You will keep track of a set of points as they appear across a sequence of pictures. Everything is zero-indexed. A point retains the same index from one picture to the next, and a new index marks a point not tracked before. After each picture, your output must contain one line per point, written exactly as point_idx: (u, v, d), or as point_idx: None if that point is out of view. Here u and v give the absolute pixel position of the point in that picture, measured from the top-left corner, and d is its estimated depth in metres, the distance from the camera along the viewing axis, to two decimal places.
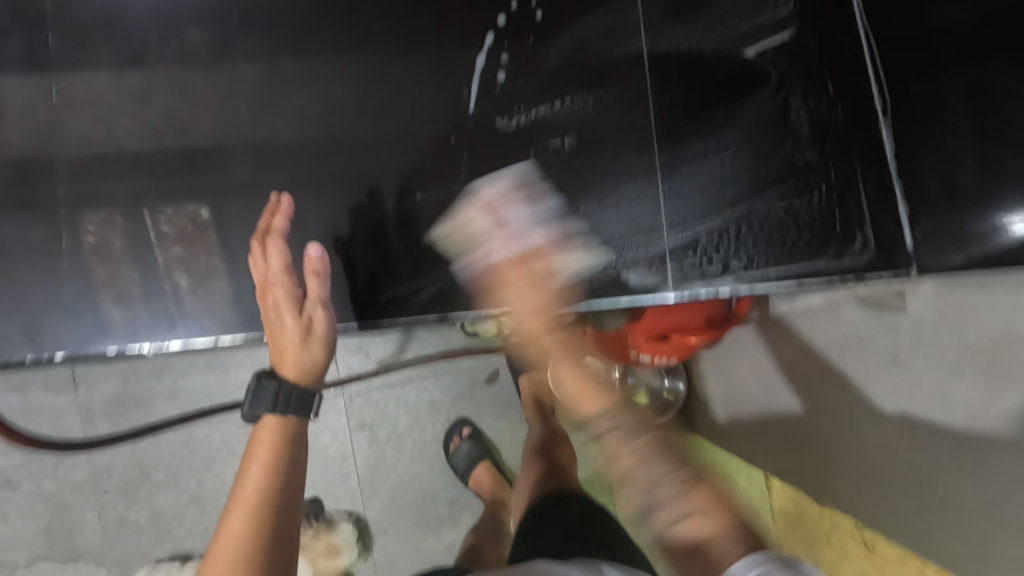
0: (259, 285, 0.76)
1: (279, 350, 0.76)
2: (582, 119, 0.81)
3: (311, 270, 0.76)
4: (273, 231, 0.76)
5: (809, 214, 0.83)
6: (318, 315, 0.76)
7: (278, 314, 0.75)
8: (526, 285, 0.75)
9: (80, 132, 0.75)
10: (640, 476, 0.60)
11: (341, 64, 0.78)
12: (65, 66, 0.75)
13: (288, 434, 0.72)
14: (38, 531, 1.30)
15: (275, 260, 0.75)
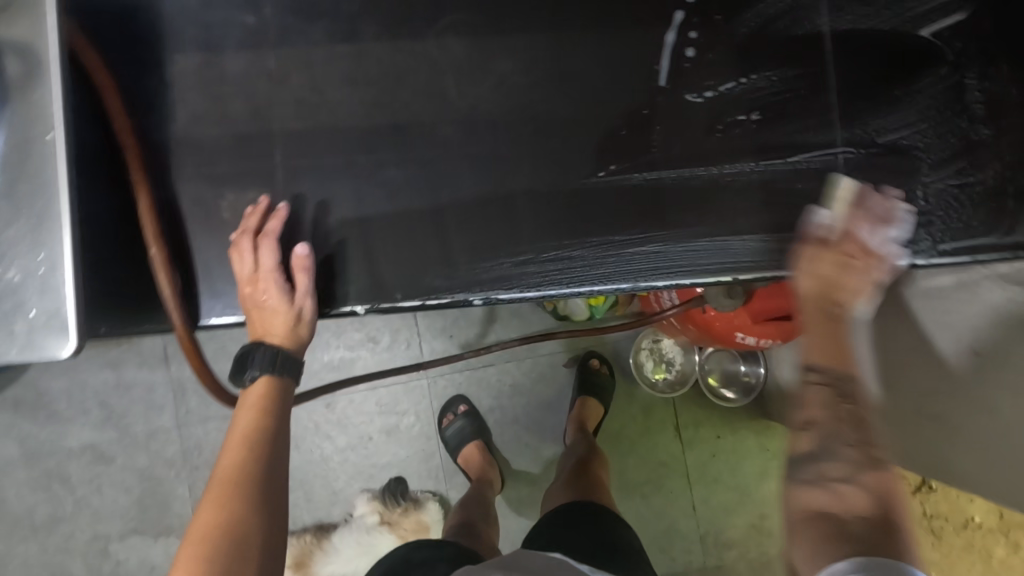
0: (251, 276, 0.76)
1: (268, 332, 0.78)
2: (766, 95, 0.84)
3: (299, 266, 0.77)
4: (268, 232, 0.76)
5: (982, 192, 0.84)
6: (308, 307, 0.77)
7: (270, 298, 0.76)
8: (835, 265, 0.83)
9: (296, 102, 0.80)
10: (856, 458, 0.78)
11: (537, 42, 0.82)
12: (280, 43, 0.80)
13: (272, 397, 0.79)
14: (131, 503, 1.35)
15: (266, 257, 0.75)
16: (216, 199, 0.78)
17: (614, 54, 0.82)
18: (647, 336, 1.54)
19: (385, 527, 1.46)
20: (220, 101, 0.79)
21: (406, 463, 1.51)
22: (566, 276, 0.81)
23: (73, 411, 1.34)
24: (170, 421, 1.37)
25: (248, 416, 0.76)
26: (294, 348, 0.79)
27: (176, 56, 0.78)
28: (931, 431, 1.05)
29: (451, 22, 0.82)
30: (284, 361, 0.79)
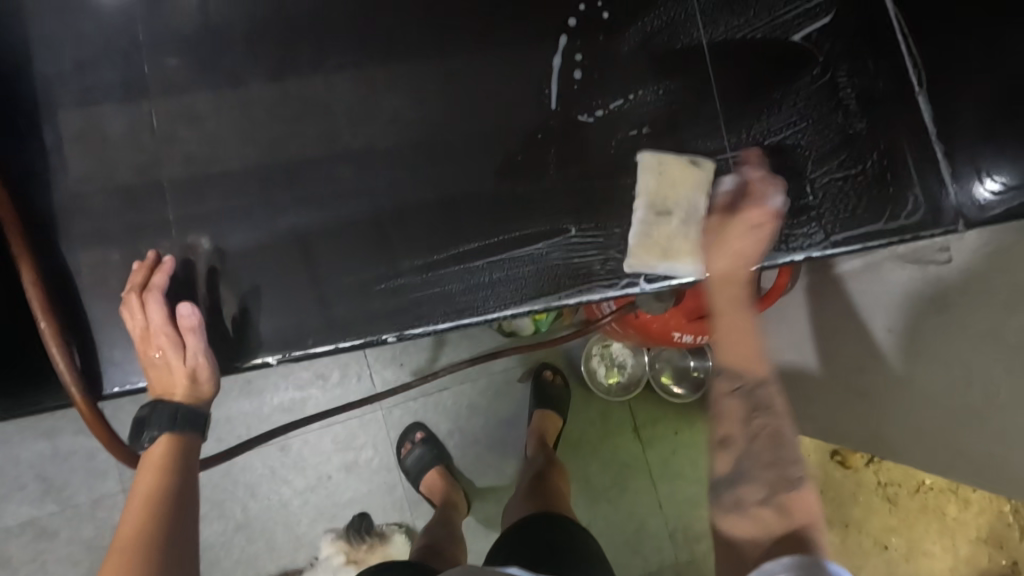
0: (145, 334, 0.74)
1: (168, 387, 0.75)
2: (654, 109, 0.87)
3: (186, 328, 0.75)
4: (152, 287, 0.74)
5: (864, 180, 0.89)
6: (203, 365, 0.75)
7: (165, 356, 0.74)
8: (740, 233, 0.83)
9: (190, 156, 0.79)
10: (743, 449, 0.71)
11: (430, 76, 0.83)
12: (167, 101, 0.79)
13: (179, 456, 0.75)
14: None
15: (153, 315, 0.73)
16: (116, 261, 0.76)
17: (505, 82, 0.84)
18: (596, 341, 1.55)
19: (354, 566, 1.43)
20: (111, 162, 0.77)
21: (370, 498, 1.48)
22: (475, 303, 0.81)
23: (8, 488, 1.27)
24: (114, 485, 1.31)
25: (151, 475, 0.72)
26: (196, 400, 0.76)
27: (61, 123, 0.77)
28: (860, 402, 1.09)
29: (342, 64, 0.82)
30: (188, 418, 0.75)
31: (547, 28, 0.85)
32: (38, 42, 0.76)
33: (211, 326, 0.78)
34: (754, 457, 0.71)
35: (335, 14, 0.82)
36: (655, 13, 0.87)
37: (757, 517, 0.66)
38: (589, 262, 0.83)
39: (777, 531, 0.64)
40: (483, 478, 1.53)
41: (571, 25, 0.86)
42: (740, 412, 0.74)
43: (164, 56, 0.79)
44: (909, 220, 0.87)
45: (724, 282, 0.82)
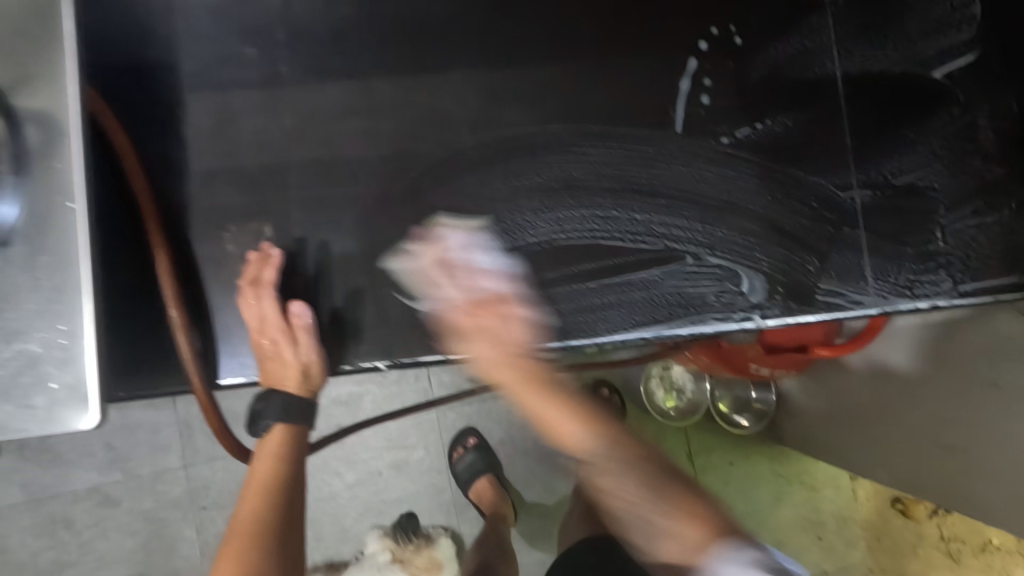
0: (442, 268, 0.79)
1: (280, 379, 0.77)
2: (782, 140, 0.84)
3: (297, 324, 0.76)
4: (266, 280, 0.75)
5: (1000, 231, 0.84)
6: (315, 360, 0.77)
7: (278, 349, 0.75)
8: (491, 319, 0.79)
9: (312, 157, 0.79)
10: (621, 484, 0.74)
11: (551, 90, 0.82)
12: (293, 99, 0.80)
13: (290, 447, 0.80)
14: (136, 547, 1.33)
15: (269, 309, 0.75)
16: (233, 254, 0.77)
17: (627, 103, 0.82)
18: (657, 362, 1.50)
19: (398, 565, 1.44)
20: (236, 156, 0.79)
21: (418, 498, 1.48)
22: (584, 325, 0.80)
23: (76, 453, 1.31)
24: (177, 461, 1.35)
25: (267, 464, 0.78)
26: (305, 392, 0.79)
27: (194, 115, 0.78)
28: (950, 460, 1.04)
29: (465, 74, 0.81)
30: (298, 410, 0.80)
31: (675, 50, 0.83)
32: (181, 35, 0.78)
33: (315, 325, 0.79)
34: (595, 466, 0.77)
35: (464, 23, 0.81)
36: (789, 40, 0.84)
37: (673, 537, 0.70)
38: (702, 294, 0.81)
39: (681, 535, 0.70)
40: (532, 490, 1.52)
41: (700, 48, 0.83)
42: (574, 437, 0.78)
43: (295, 55, 0.80)
44: None
45: (510, 357, 0.78)
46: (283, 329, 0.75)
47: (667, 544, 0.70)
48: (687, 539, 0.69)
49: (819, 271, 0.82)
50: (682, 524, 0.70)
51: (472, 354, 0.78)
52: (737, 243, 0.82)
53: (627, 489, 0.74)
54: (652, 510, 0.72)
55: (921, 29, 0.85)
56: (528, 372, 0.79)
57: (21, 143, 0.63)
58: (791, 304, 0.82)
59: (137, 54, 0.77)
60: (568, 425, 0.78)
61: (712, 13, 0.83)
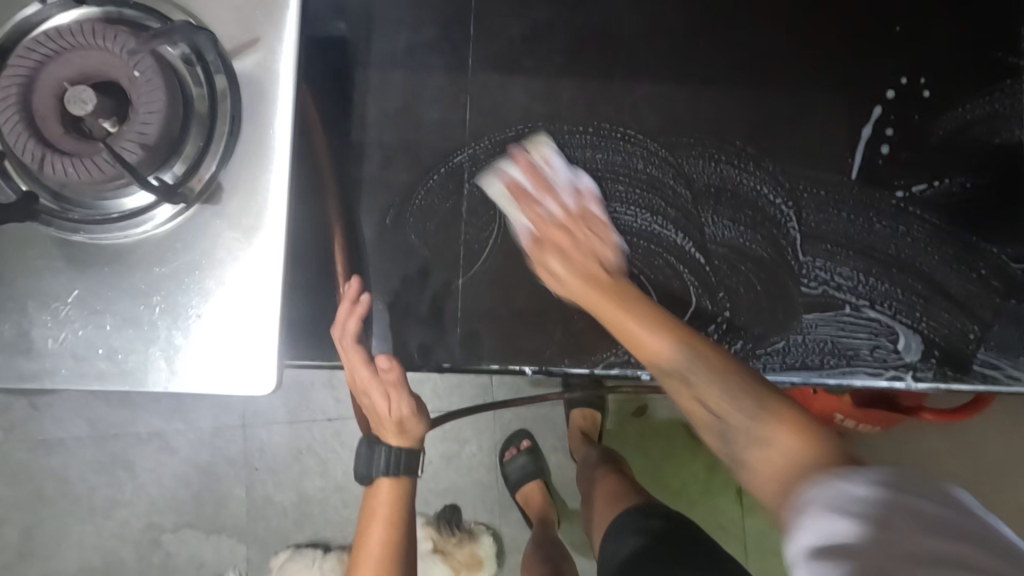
0: (526, 232, 0.75)
1: (380, 429, 0.81)
2: (958, 202, 0.81)
3: (387, 383, 0.74)
4: (349, 331, 0.71)
5: None
6: (407, 418, 0.79)
7: (373, 404, 0.77)
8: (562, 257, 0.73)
9: (484, 158, 0.80)
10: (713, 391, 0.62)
11: (724, 121, 0.81)
12: (469, 94, 0.80)
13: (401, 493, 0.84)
14: (188, 496, 1.34)
15: (355, 366, 0.72)
16: (388, 238, 0.78)
17: (804, 145, 0.81)
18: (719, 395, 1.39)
19: (439, 556, 1.42)
20: (406, 143, 0.79)
21: (463, 491, 1.48)
22: (732, 357, 0.78)
23: (145, 396, 1.34)
24: (238, 419, 1.36)
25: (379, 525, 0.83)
26: (407, 441, 0.84)
27: (380, 99, 0.79)
28: None
29: (641, 94, 0.81)
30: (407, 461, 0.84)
31: (856, 98, 0.82)
32: (381, 22, 0.80)
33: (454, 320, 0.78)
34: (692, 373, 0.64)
35: (654, 48, 0.82)
36: (976, 103, 0.82)
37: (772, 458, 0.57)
38: (855, 345, 0.79)
39: (789, 451, 0.56)
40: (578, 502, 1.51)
41: (882, 98, 0.82)
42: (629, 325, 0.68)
43: (479, 55, 0.81)
44: None
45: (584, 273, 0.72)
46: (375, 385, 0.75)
47: (763, 452, 0.58)
48: (778, 445, 0.57)
49: (978, 338, 0.80)
50: (777, 431, 0.58)
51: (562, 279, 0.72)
52: (894, 299, 0.80)
53: (750, 419, 0.60)
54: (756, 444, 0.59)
55: None
56: (608, 267, 0.72)
57: (238, 105, 0.64)
58: (944, 369, 0.79)
59: (337, 35, 0.79)
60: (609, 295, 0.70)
61: (905, 68, 0.82)
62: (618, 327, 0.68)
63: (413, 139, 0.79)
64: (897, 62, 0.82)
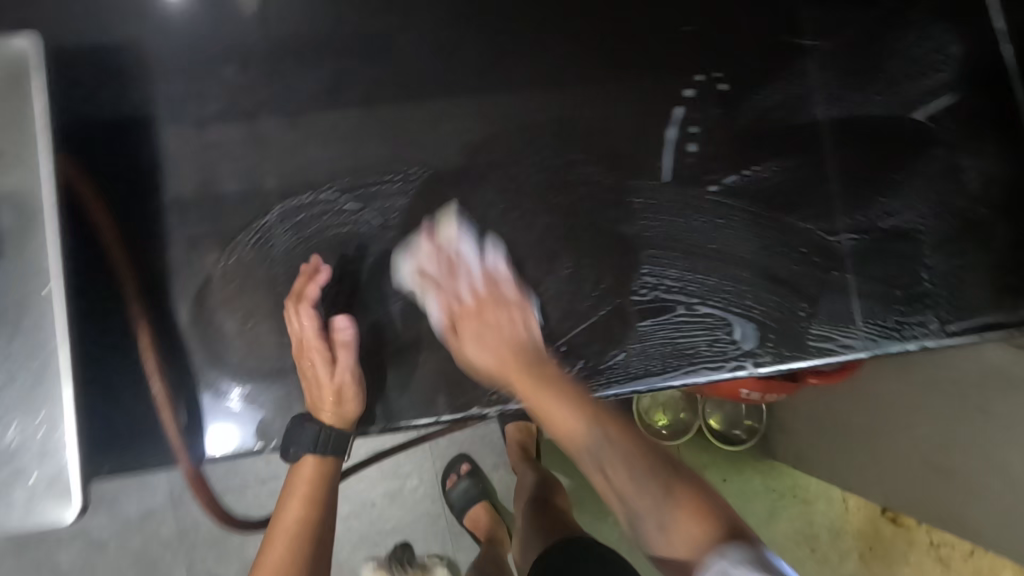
0: (443, 266, 0.78)
1: (317, 408, 0.74)
2: (769, 188, 0.84)
3: (339, 342, 0.74)
4: (306, 297, 0.74)
5: (981, 271, 0.86)
6: (349, 379, 0.73)
7: (314, 369, 0.74)
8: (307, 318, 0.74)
9: (294, 223, 0.78)
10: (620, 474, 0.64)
11: (532, 145, 0.82)
12: (270, 161, 0.79)
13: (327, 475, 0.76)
14: None
15: (307, 326, 0.74)
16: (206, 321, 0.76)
17: (612, 157, 0.83)
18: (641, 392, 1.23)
19: None
20: (211, 221, 0.77)
21: (413, 527, 1.30)
22: (575, 377, 0.78)
23: None
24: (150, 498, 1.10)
25: (300, 505, 0.75)
26: (346, 427, 0.74)
27: (175, 180, 0.77)
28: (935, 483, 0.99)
29: (445, 131, 0.81)
30: (336, 441, 0.74)
31: (655, 102, 0.84)
32: (161, 101, 0.78)
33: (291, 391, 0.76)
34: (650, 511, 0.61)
35: (448, 81, 0.82)
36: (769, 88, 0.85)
37: (678, 533, 0.59)
38: (694, 343, 0.81)
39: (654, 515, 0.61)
40: None
41: (679, 98, 0.84)
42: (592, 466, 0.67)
43: (273, 120, 0.79)
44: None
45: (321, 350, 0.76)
46: (319, 351, 0.74)
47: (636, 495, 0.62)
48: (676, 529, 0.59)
49: (808, 314, 0.83)
50: (679, 514, 0.60)
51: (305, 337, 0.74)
52: (724, 291, 0.82)
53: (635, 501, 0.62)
54: (659, 517, 0.60)
55: (905, 71, 0.88)
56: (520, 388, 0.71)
57: None
58: (782, 349, 0.82)
59: (116, 122, 0.77)
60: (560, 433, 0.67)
61: (692, 65, 0.84)
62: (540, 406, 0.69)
63: (218, 217, 0.77)
64: (686, 60, 0.84)
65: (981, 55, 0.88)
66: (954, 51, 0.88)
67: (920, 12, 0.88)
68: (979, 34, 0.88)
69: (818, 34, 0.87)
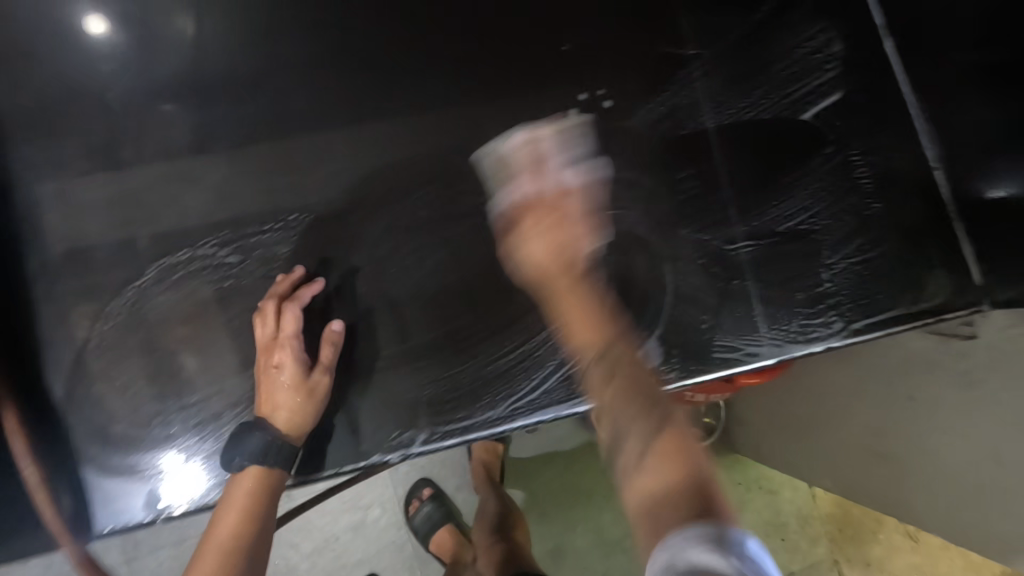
0: (532, 161, 0.78)
1: (272, 410, 0.72)
2: (662, 202, 0.84)
3: (328, 340, 0.75)
4: (297, 297, 0.75)
5: (884, 264, 0.86)
6: (323, 382, 0.74)
7: (280, 367, 0.73)
8: (288, 315, 0.74)
9: (174, 282, 0.77)
10: (618, 407, 0.56)
11: (416, 180, 0.81)
12: (146, 222, 0.78)
13: (267, 489, 0.69)
14: None
15: (290, 323, 0.74)
16: (85, 392, 0.74)
17: (495, 184, 0.82)
18: None
19: None
20: (86, 289, 0.76)
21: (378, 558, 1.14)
22: (477, 413, 0.77)
23: None
24: None
25: (233, 516, 0.66)
26: (295, 436, 0.72)
27: (49, 250, 0.76)
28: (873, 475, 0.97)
29: (325, 175, 0.80)
30: (282, 450, 0.70)
31: (537, 127, 0.84)
32: (36, 173, 0.78)
33: (180, 455, 0.73)
34: (625, 415, 0.56)
35: (326, 127, 0.81)
36: (650, 106, 0.85)
37: (646, 473, 0.51)
38: None
39: (631, 421, 0.55)
40: None
41: (561, 121, 0.84)
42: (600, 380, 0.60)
43: (149, 183, 0.79)
44: (932, 294, 0.86)
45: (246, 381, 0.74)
46: (291, 348, 0.74)
47: (635, 467, 0.52)
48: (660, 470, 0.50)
49: (711, 326, 0.82)
50: (659, 462, 0.51)
51: (276, 332, 0.74)
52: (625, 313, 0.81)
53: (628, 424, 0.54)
54: (643, 436, 0.53)
55: (787, 73, 0.88)
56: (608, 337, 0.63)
57: None
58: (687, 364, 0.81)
59: None
60: (583, 330, 0.64)
61: (571, 88, 0.85)
62: (608, 386, 0.59)
63: (95, 284, 0.76)
64: (561, 83, 0.85)
65: (860, 51, 0.90)
66: (833, 51, 0.89)
67: (798, 12, 0.89)
68: (855, 32, 0.90)
69: (698, 45, 0.87)
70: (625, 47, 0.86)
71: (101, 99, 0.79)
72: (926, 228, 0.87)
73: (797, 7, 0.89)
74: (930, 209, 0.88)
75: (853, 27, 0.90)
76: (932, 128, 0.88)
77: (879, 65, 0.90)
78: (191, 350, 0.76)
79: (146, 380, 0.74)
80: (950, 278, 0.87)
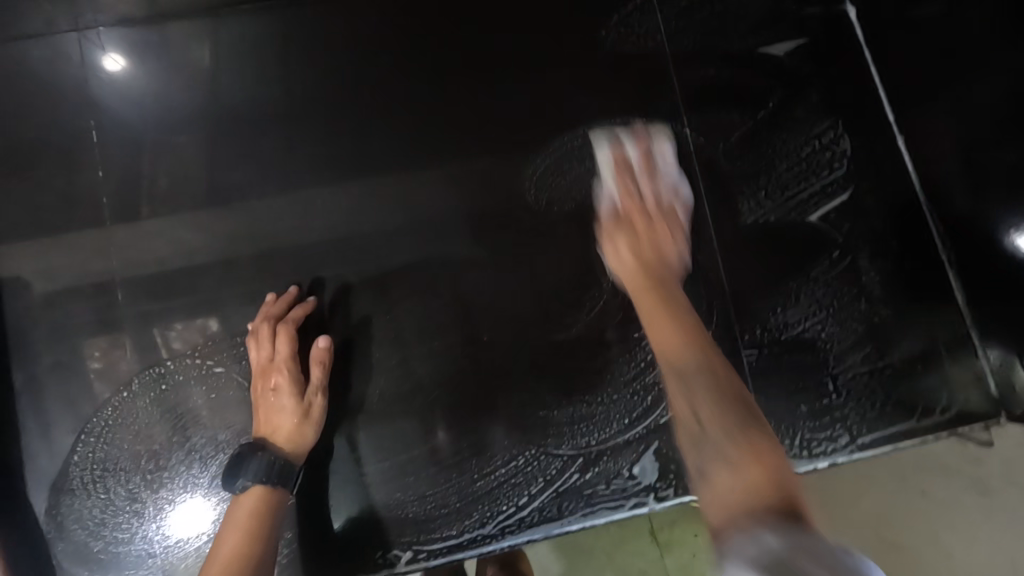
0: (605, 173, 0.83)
1: (273, 431, 0.73)
2: None
3: (317, 360, 0.77)
4: (289, 318, 0.77)
5: (894, 373, 0.82)
6: (318, 403, 0.76)
7: (276, 390, 0.75)
8: (279, 336, 0.76)
9: (158, 392, 0.77)
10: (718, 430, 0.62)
11: (406, 290, 0.81)
12: (132, 332, 0.79)
13: (264, 510, 0.70)
14: None
15: (281, 347, 0.76)
16: (63, 506, 0.74)
17: (487, 293, 0.82)
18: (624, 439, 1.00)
19: None
20: (70, 400, 0.77)
21: None
22: (465, 532, 0.76)
23: None
24: None
25: (234, 534, 0.67)
26: (295, 455, 0.73)
27: (40, 361, 0.78)
28: None
29: (317, 286, 0.81)
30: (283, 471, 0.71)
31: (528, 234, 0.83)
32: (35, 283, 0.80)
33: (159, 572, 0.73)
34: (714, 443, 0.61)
35: (319, 237, 0.82)
36: (645, 211, 0.84)
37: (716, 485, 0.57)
38: (591, 484, 0.78)
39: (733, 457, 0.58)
40: None
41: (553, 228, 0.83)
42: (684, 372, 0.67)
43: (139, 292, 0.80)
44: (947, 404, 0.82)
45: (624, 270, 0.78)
46: (286, 369, 0.75)
47: (724, 480, 0.57)
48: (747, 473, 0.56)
49: None
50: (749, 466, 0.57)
51: (269, 357, 0.76)
52: (621, 427, 0.79)
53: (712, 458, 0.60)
54: (723, 449, 0.60)
55: (792, 172, 0.85)
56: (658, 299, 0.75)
57: None
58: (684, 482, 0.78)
59: None
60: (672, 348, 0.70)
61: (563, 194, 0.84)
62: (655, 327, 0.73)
63: (82, 396, 0.77)
64: (554, 187, 0.84)
65: (866, 148, 0.87)
66: (837, 148, 0.87)
67: (800, 109, 0.87)
68: (859, 129, 0.87)
69: (696, 145, 0.86)
70: (619, 150, 0.85)
71: (100, 217, 0.82)
72: (939, 333, 0.83)
73: (800, 103, 0.87)
74: (942, 313, 0.83)
75: (860, 124, 0.87)
76: (945, 227, 0.83)
77: (887, 161, 0.86)
78: (172, 463, 0.75)
79: (124, 495, 0.75)
80: (965, 388, 0.82)
